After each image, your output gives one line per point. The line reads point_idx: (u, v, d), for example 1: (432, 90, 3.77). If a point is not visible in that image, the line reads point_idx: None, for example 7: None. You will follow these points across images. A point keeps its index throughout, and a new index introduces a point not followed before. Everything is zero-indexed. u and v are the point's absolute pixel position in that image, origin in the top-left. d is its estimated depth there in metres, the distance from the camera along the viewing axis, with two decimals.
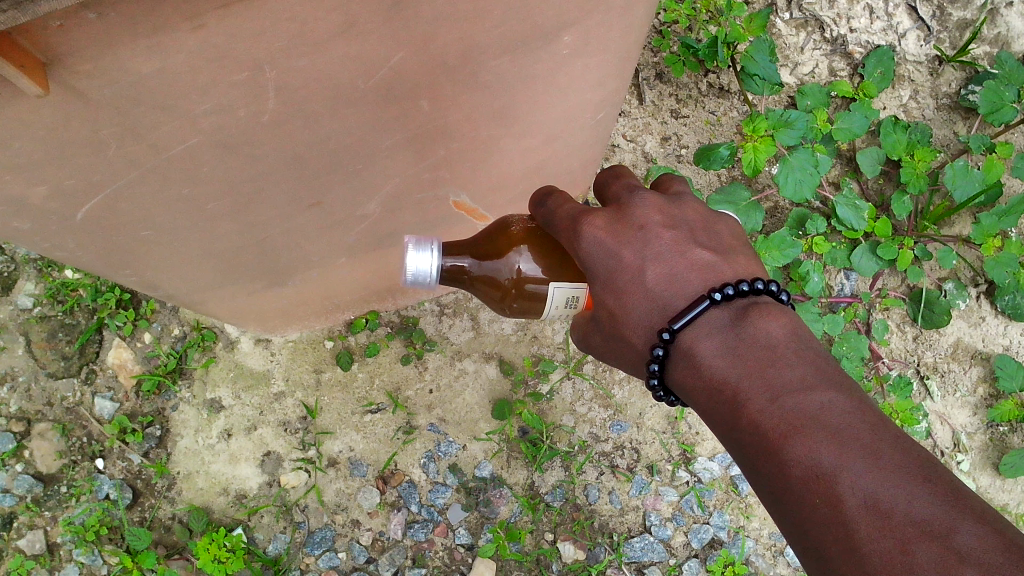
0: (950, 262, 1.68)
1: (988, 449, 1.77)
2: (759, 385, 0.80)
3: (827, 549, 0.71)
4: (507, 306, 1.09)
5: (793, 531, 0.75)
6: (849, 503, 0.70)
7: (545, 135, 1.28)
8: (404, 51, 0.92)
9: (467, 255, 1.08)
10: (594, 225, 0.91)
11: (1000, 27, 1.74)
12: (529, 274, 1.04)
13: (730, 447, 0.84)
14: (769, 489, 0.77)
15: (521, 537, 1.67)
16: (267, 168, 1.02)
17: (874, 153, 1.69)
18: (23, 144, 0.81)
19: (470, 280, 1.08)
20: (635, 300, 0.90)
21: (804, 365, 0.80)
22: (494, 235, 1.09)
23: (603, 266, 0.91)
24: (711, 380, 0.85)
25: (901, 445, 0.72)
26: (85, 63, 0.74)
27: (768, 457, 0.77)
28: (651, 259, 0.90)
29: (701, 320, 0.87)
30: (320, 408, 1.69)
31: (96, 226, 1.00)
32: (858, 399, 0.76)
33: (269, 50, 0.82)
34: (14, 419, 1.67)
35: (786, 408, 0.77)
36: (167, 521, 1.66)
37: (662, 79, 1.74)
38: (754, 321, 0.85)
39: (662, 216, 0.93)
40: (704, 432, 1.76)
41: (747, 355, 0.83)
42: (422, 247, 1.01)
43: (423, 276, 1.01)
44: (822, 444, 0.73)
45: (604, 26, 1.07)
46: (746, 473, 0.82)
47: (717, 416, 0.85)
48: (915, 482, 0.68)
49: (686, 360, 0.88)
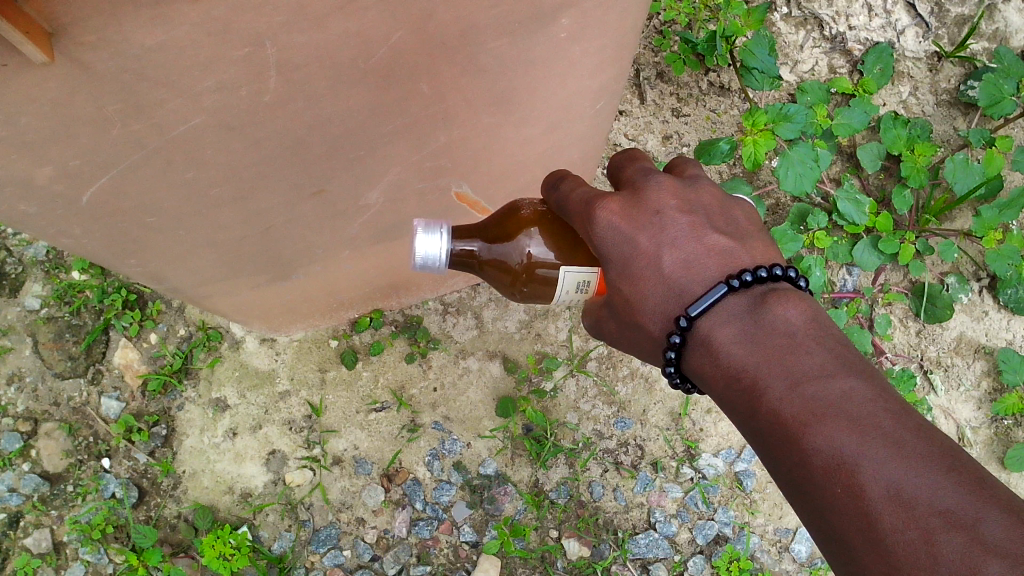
0: (951, 255, 1.68)
1: (993, 443, 1.78)
2: (778, 374, 0.81)
3: (850, 539, 0.71)
4: (517, 292, 1.09)
5: (816, 520, 0.76)
6: (871, 493, 0.70)
7: (546, 123, 1.29)
8: (402, 29, 0.93)
9: (476, 239, 1.09)
10: (607, 209, 0.91)
11: (999, 22, 1.76)
12: (540, 258, 1.04)
13: (750, 436, 0.85)
14: (792, 479, 0.78)
15: (525, 534, 1.67)
16: (271, 151, 1.03)
17: (874, 147, 1.70)
18: (29, 121, 0.82)
19: (479, 264, 1.09)
20: (650, 286, 0.91)
21: (824, 353, 0.80)
22: (504, 219, 1.10)
23: (619, 253, 0.91)
24: (731, 368, 0.85)
25: (925, 434, 0.72)
26: (89, 34, 0.75)
27: (789, 447, 0.77)
28: (667, 245, 0.90)
29: (720, 307, 0.87)
30: (325, 407, 1.69)
31: (102, 211, 1.01)
32: (881, 387, 0.77)
33: (269, 24, 0.83)
34: (22, 419, 1.68)
35: (806, 397, 0.77)
36: (173, 520, 1.67)
37: (663, 79, 1.75)
38: (773, 309, 0.84)
39: (678, 201, 0.93)
40: (708, 428, 1.75)
41: (766, 343, 0.83)
42: (431, 230, 1.02)
43: (433, 260, 1.02)
44: (844, 433, 0.73)
45: (601, 10, 1.07)
46: (767, 462, 0.82)
47: (737, 405, 0.85)
48: (939, 471, 0.68)
49: (704, 347, 0.88)
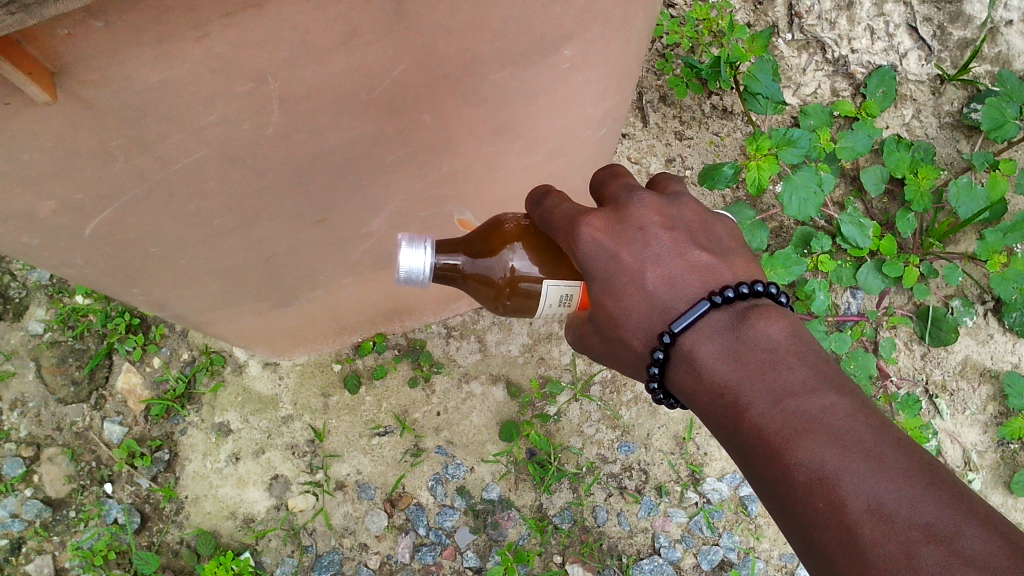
0: (956, 278, 1.70)
1: (999, 467, 1.77)
2: (760, 389, 0.80)
3: (831, 554, 0.70)
4: (500, 306, 1.08)
5: (796, 535, 0.75)
6: (852, 506, 0.69)
7: (548, 151, 1.29)
8: (405, 62, 0.93)
9: (460, 253, 1.07)
10: (592, 225, 0.90)
11: (1001, 45, 1.75)
12: (523, 272, 1.03)
13: (732, 451, 0.84)
14: (773, 493, 0.77)
15: (529, 560, 1.66)
16: (272, 182, 1.03)
17: (877, 171, 1.70)
18: (31, 156, 0.82)
19: (463, 278, 1.07)
20: (635, 302, 0.90)
21: (805, 367, 0.79)
22: (487, 234, 1.08)
23: (602, 268, 0.90)
24: (713, 384, 0.84)
25: (905, 448, 0.71)
26: (92, 72, 0.76)
27: (771, 461, 0.76)
28: (651, 261, 0.89)
29: (702, 323, 0.86)
30: (328, 431, 1.69)
31: (105, 242, 1.00)
32: (862, 402, 0.76)
33: (272, 60, 0.83)
34: (24, 444, 1.68)
35: (789, 412, 0.76)
36: (175, 545, 1.66)
37: (666, 102, 1.75)
38: (755, 324, 0.83)
39: (661, 217, 0.92)
40: (712, 453, 1.74)
41: (748, 358, 0.82)
42: (415, 245, 1.00)
43: (416, 274, 1.01)
44: (825, 447, 0.72)
45: (602, 39, 1.07)
46: (749, 476, 0.81)
47: (719, 421, 0.84)
48: (919, 485, 0.68)
49: (686, 363, 0.87)
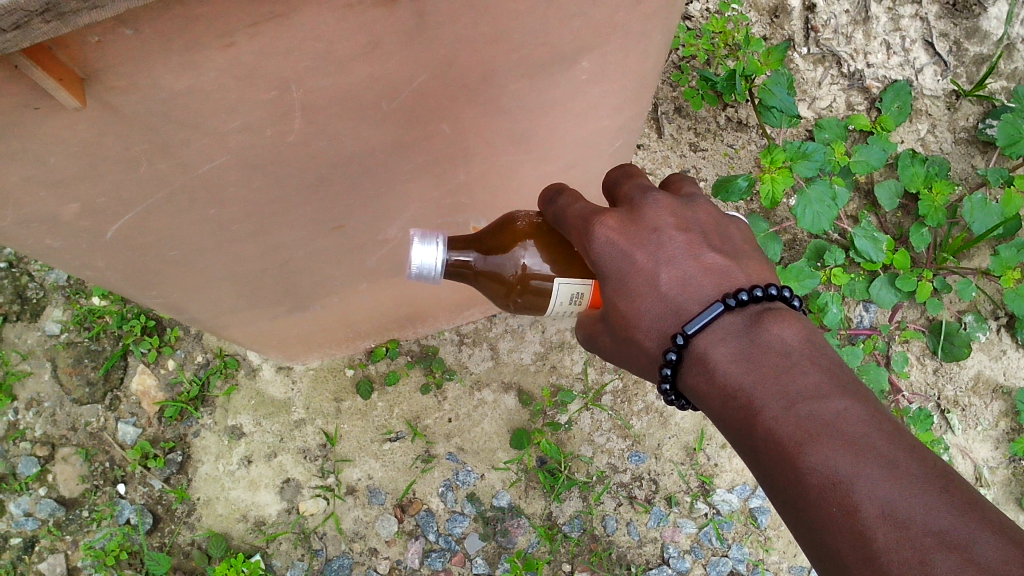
0: (970, 294, 1.69)
1: (1010, 483, 1.78)
2: (773, 393, 0.80)
3: (844, 558, 0.71)
4: (512, 302, 1.08)
5: (808, 538, 0.75)
6: (866, 511, 0.69)
7: (564, 161, 1.29)
8: (426, 73, 0.94)
9: (472, 249, 1.07)
10: (606, 226, 0.91)
11: (1017, 61, 1.77)
12: (534, 269, 1.04)
13: (744, 454, 0.84)
14: (785, 497, 0.77)
15: (538, 567, 1.68)
16: (292, 189, 1.04)
17: (892, 185, 1.70)
18: (57, 160, 0.83)
19: (474, 275, 1.08)
20: (647, 303, 0.90)
21: (818, 372, 0.80)
22: (500, 230, 1.08)
23: (617, 268, 0.90)
24: (726, 387, 0.85)
25: (918, 455, 0.71)
26: (120, 78, 0.77)
27: (783, 464, 0.77)
28: (664, 261, 0.90)
29: (715, 325, 0.86)
30: (339, 435, 1.69)
31: (125, 246, 1.01)
32: (875, 408, 0.76)
33: (295, 69, 0.84)
34: (39, 443, 1.69)
35: (802, 416, 0.77)
36: (186, 547, 1.67)
37: (681, 113, 1.76)
38: (769, 329, 0.84)
39: (675, 218, 0.92)
40: (722, 463, 1.75)
41: (761, 362, 0.83)
42: (427, 241, 1.01)
43: (428, 270, 1.02)
44: (839, 452, 0.73)
45: (621, 53, 1.08)
46: (760, 480, 0.82)
47: (732, 423, 0.84)
48: (933, 492, 0.68)
49: (700, 366, 0.87)
